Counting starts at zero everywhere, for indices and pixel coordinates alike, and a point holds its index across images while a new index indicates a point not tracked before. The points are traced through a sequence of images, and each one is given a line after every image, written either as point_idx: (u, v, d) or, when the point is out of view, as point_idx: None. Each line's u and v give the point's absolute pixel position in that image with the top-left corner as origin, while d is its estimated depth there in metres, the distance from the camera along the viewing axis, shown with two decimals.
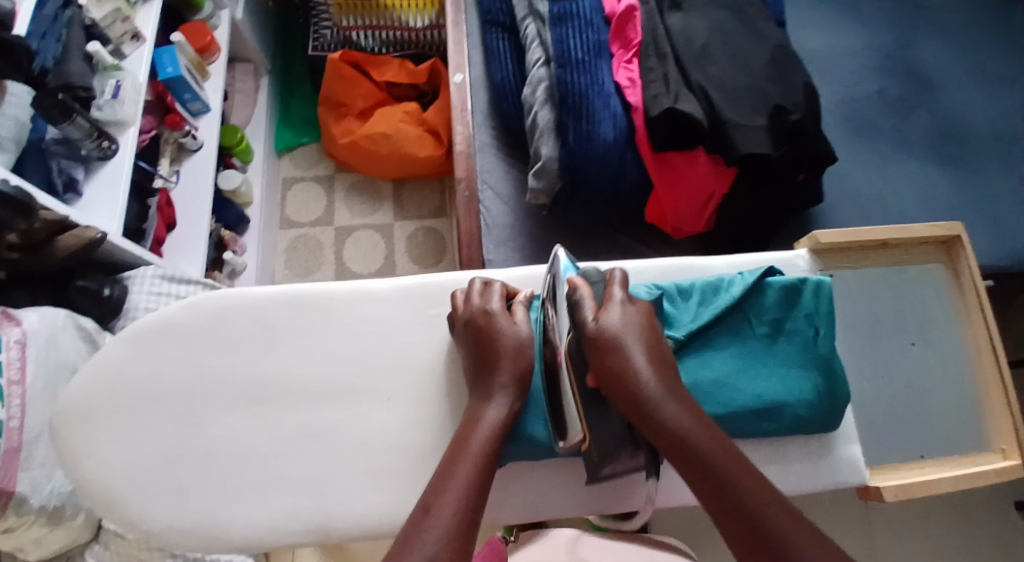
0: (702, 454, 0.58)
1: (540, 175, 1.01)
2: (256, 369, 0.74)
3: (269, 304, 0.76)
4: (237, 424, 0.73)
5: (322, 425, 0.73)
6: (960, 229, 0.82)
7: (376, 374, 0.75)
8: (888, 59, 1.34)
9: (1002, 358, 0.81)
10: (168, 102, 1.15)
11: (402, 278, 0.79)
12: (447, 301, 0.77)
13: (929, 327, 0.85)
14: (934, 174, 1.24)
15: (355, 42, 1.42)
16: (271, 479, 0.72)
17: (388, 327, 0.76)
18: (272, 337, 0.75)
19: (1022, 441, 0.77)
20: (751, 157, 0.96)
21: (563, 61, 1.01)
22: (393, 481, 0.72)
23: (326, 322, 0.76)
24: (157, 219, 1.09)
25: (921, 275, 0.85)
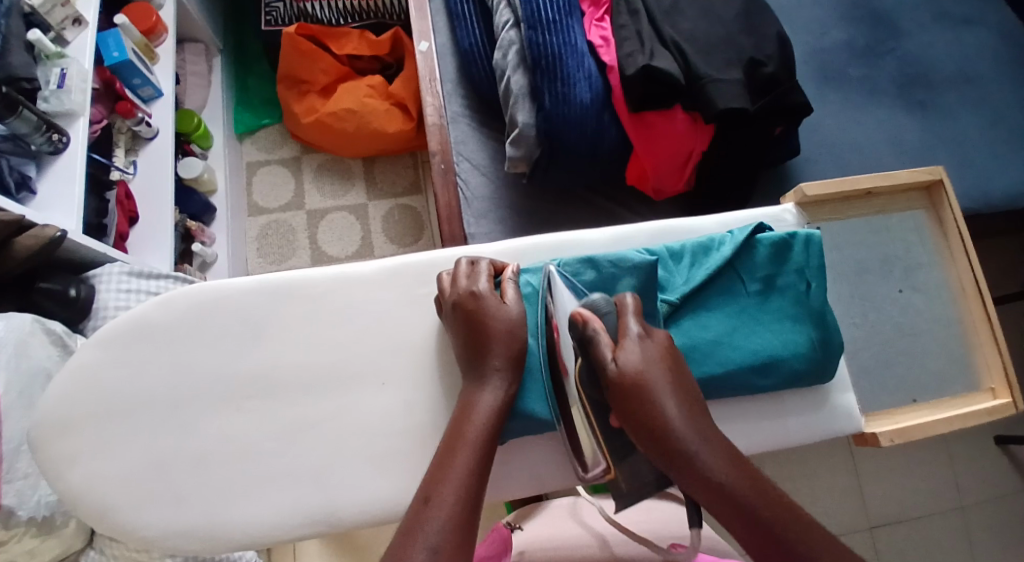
0: (752, 507, 0.54)
1: (518, 142, 0.98)
2: (242, 363, 0.72)
3: (251, 294, 0.74)
4: (229, 419, 0.71)
5: (317, 415, 0.71)
6: (942, 171, 0.82)
7: (367, 359, 0.73)
8: (856, 6, 1.31)
9: (988, 296, 0.81)
10: (118, 89, 1.07)
11: (386, 257, 0.77)
12: (436, 278, 0.75)
13: (915, 272, 0.85)
14: (904, 118, 1.26)
15: (311, 14, 1.36)
16: (269, 475, 0.70)
17: (375, 310, 0.74)
18: (257, 327, 0.73)
19: (1013, 379, 0.78)
20: (728, 113, 0.96)
21: (534, 23, 0.97)
22: (394, 466, 0.70)
23: (311, 308, 0.74)
24: (118, 213, 1.03)
25: (908, 221, 0.85)
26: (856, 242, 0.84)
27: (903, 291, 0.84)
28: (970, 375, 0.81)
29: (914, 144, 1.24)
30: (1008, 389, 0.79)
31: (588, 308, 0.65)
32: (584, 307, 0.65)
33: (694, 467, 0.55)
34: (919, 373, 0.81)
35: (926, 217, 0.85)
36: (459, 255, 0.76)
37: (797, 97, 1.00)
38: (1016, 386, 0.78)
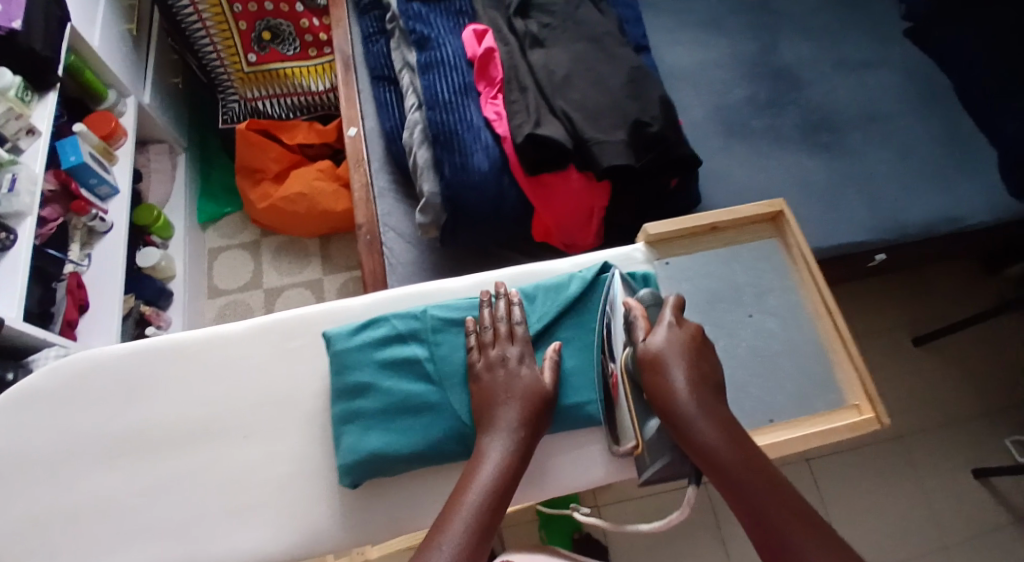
0: (728, 463, 0.67)
1: (426, 210, 1.08)
2: (120, 425, 0.78)
3: (130, 361, 0.81)
4: (110, 478, 0.76)
5: (186, 470, 0.77)
6: (782, 203, 0.89)
7: (234, 414, 0.79)
8: (756, 65, 1.41)
9: (837, 315, 0.85)
10: (73, 189, 1.18)
11: (254, 318, 0.83)
12: (298, 333, 0.82)
13: (765, 297, 0.89)
14: (809, 161, 1.33)
15: (263, 111, 1.51)
16: (141, 530, 0.74)
17: (240, 367, 0.81)
18: (137, 390, 0.80)
19: (871, 394, 0.81)
20: (614, 169, 1.05)
21: (433, 104, 1.08)
22: (258, 516, 0.75)
23: (184, 370, 0.81)
24: (68, 300, 1.13)
25: (757, 250, 0.91)
26: (705, 273, 0.90)
27: (758, 316, 0.88)
28: (838, 392, 0.84)
29: (823, 185, 1.30)
30: (869, 404, 0.81)
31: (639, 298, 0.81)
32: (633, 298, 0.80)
33: (705, 443, 0.68)
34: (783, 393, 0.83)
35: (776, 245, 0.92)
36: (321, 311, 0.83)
37: (683, 150, 1.09)
38: (877, 401, 0.80)
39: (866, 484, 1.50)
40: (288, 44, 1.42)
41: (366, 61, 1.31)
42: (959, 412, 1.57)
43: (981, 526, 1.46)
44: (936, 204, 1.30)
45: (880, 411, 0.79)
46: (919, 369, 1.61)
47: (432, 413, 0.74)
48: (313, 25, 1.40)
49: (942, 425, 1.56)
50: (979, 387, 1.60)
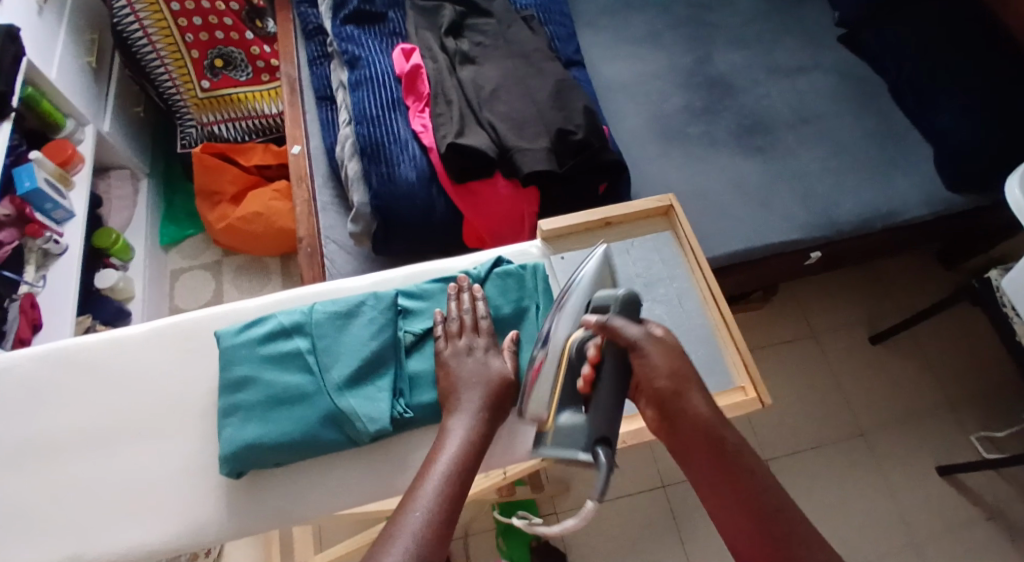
0: (741, 457, 0.68)
1: (357, 219, 1.11)
2: (24, 427, 0.79)
3: (37, 366, 0.82)
4: (17, 476, 0.77)
5: (87, 467, 0.77)
6: (671, 197, 0.93)
7: (135, 411, 0.80)
8: (691, 73, 1.44)
9: (722, 299, 0.87)
10: (29, 214, 1.23)
11: (157, 322, 0.85)
12: (199, 334, 0.84)
13: (654, 287, 0.90)
14: (745, 162, 1.34)
15: (219, 135, 1.56)
16: (39, 526, 0.74)
17: (142, 368, 0.82)
18: (42, 394, 0.81)
19: (756, 375, 0.82)
20: (536, 175, 1.08)
21: (361, 119, 1.12)
22: (157, 509, 0.75)
23: (88, 373, 0.82)
24: (20, 319, 1.17)
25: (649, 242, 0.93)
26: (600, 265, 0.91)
27: (646, 305, 0.89)
28: (724, 374, 0.84)
29: (753, 188, 1.31)
30: (753, 385, 0.82)
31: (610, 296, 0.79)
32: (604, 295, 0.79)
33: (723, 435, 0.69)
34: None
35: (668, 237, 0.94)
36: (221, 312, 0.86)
37: (608, 155, 1.12)
38: (760, 382, 0.81)
39: (829, 480, 1.43)
40: (241, 70, 1.48)
41: (311, 83, 1.35)
42: (921, 405, 1.52)
43: (950, 521, 1.40)
44: (869, 200, 1.31)
45: (762, 392, 0.81)
46: (880, 365, 1.57)
47: (309, 404, 0.74)
48: (264, 52, 1.47)
49: (902, 421, 1.50)
50: (940, 379, 1.55)
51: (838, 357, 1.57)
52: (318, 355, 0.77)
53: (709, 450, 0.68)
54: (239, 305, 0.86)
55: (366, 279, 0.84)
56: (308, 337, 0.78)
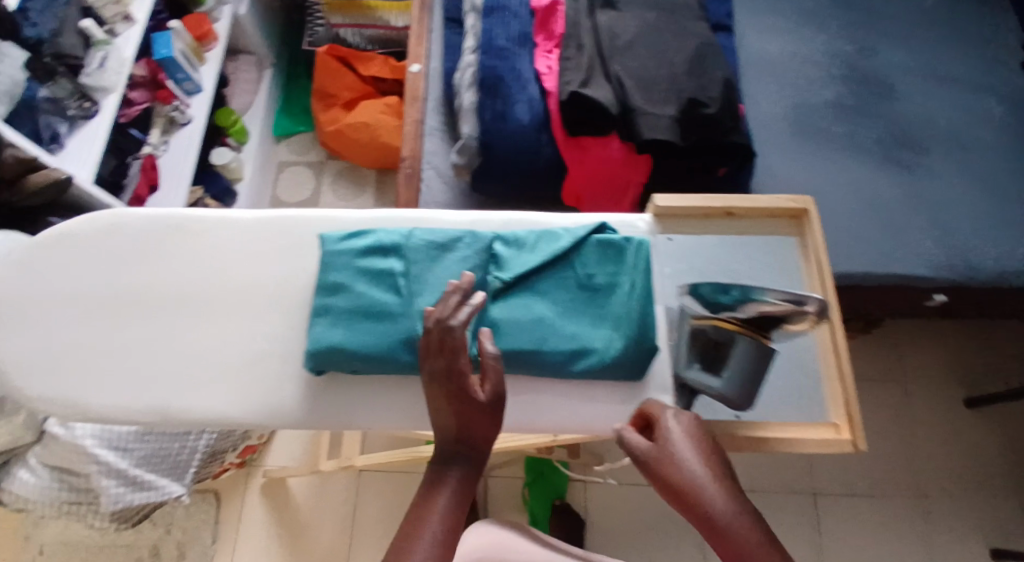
0: (720, 516, 0.57)
1: (462, 151, 1.09)
2: (128, 275, 0.75)
3: (148, 224, 0.76)
4: (113, 320, 0.74)
5: (178, 327, 0.73)
6: (811, 199, 0.74)
7: (228, 289, 0.74)
8: (849, 66, 1.30)
9: (838, 324, 0.73)
10: (161, 80, 1.26)
11: (265, 211, 0.78)
12: (302, 232, 0.76)
13: None
14: (882, 177, 1.22)
15: (344, 39, 1.55)
16: (126, 371, 0.72)
17: (244, 252, 0.75)
18: (149, 250, 0.76)
19: (854, 415, 0.69)
20: (653, 143, 1.01)
21: (488, 49, 1.08)
22: (235, 382, 0.72)
23: (192, 242, 0.76)
24: (139, 177, 1.22)
25: (768, 245, 0.76)
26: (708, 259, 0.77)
27: None
28: (815, 405, 0.72)
29: (893, 203, 1.20)
30: (850, 426, 0.69)
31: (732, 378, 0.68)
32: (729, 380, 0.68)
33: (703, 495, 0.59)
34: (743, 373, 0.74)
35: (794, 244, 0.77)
36: (326, 213, 0.77)
37: (738, 138, 1.03)
38: (858, 423, 0.68)
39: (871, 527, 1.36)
40: None
41: (442, 2, 1.32)
42: (1004, 479, 1.40)
43: None
44: (1016, 248, 1.17)
45: (858, 435, 0.68)
46: (968, 428, 1.44)
47: (391, 324, 0.69)
48: None
49: (974, 490, 1.39)
50: None
51: (925, 410, 1.45)
52: (411, 282, 0.71)
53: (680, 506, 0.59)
54: (343, 213, 0.77)
55: (468, 215, 0.76)
56: (402, 259, 0.71)
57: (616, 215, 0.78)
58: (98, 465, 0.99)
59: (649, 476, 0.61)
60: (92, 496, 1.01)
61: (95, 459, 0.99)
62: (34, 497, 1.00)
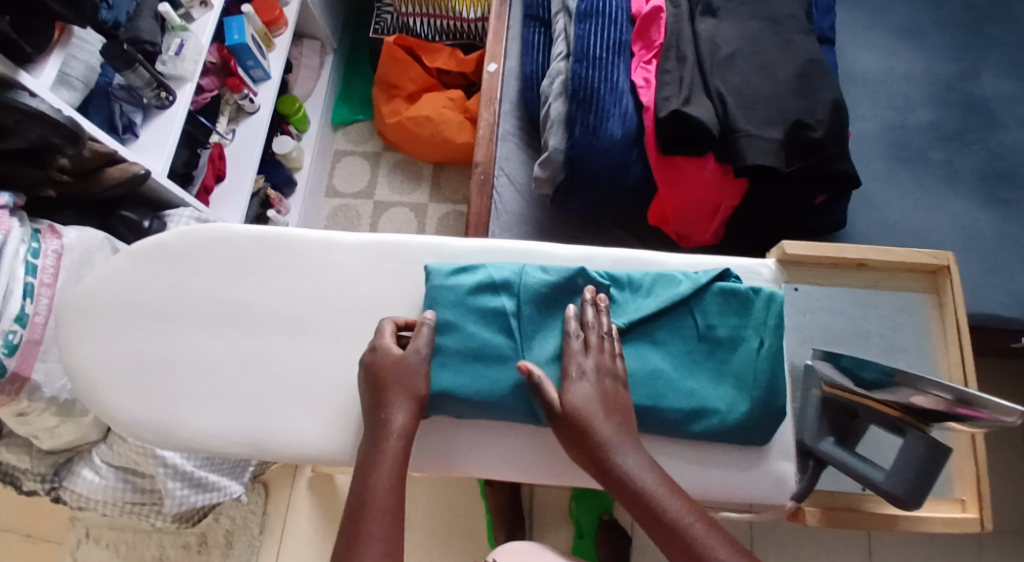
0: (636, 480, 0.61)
1: (545, 164, 1.04)
2: (226, 294, 0.73)
3: (249, 241, 0.75)
4: (209, 341, 0.72)
5: (275, 352, 0.72)
6: (951, 256, 0.74)
7: (328, 314, 0.72)
8: (949, 88, 1.23)
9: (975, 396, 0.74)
10: (231, 66, 1.21)
11: (369, 232, 0.76)
12: (408, 258, 0.74)
13: (894, 353, 0.76)
14: (982, 209, 1.15)
15: (412, 29, 1.50)
16: (222, 395, 0.71)
17: (347, 275, 0.74)
18: (248, 268, 0.74)
19: (984, 495, 0.70)
20: (756, 169, 0.95)
21: (581, 58, 1.03)
22: (327, 413, 0.70)
23: (294, 262, 0.74)
24: (207, 168, 1.17)
25: (901, 301, 0.77)
26: (836, 310, 0.77)
27: None
28: (940, 480, 0.73)
29: (985, 243, 1.12)
30: (977, 503, 0.71)
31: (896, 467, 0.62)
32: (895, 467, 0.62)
33: (619, 462, 0.62)
34: (877, 444, 0.74)
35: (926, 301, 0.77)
36: (433, 239, 0.76)
37: (843, 166, 0.98)
38: (987, 503, 0.69)
39: None
40: None
41: None
42: None
43: None
44: None
45: (987, 517, 0.69)
46: None
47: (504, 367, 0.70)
48: None
49: None
50: None
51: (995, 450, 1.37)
52: (529, 322, 0.71)
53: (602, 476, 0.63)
54: (451, 241, 0.76)
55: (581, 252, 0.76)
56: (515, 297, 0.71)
57: (736, 260, 0.77)
58: (165, 466, 0.94)
59: (573, 454, 0.64)
60: (157, 497, 0.99)
61: (161, 461, 0.93)
62: (99, 497, 0.97)
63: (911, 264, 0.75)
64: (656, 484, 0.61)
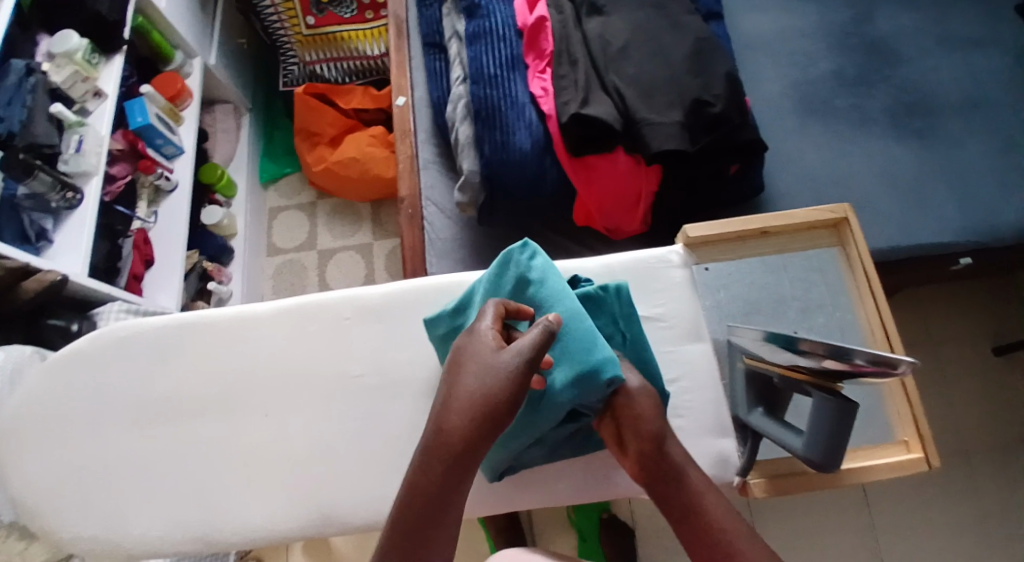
0: (684, 480, 0.65)
1: (463, 188, 1.06)
2: (146, 392, 0.77)
3: (159, 333, 0.79)
4: (140, 442, 0.76)
5: (203, 440, 0.76)
6: (848, 209, 0.82)
7: (252, 393, 0.77)
8: (846, 35, 1.25)
9: (896, 340, 0.77)
10: (140, 148, 1.20)
11: (280, 300, 0.81)
12: (322, 317, 0.79)
13: (810, 313, 0.83)
14: (897, 145, 1.17)
15: (320, 74, 1.51)
16: (157, 491, 0.74)
17: (261, 346, 0.78)
18: (165, 361, 0.78)
19: (924, 433, 0.74)
20: (665, 154, 0.96)
21: (478, 78, 1.05)
22: (266, 492, 0.74)
23: (207, 346, 0.78)
24: (133, 256, 1.16)
25: (811, 260, 0.84)
26: (749, 282, 0.84)
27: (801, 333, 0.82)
28: (882, 428, 0.77)
29: (905, 178, 1.14)
30: (920, 443, 0.75)
31: (813, 434, 0.67)
32: (812, 437, 0.67)
33: (671, 459, 0.66)
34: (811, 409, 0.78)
35: (835, 255, 0.84)
36: (337, 294, 0.80)
37: (749, 133, 0.99)
38: (928, 441, 0.73)
39: (922, 495, 1.30)
40: (346, 6, 1.39)
41: (418, 26, 1.27)
42: None
43: None
44: None
45: (930, 453, 0.73)
46: (1006, 382, 1.38)
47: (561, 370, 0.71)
48: None
49: (1014, 444, 1.34)
50: None
51: (956, 373, 1.39)
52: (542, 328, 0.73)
53: (650, 473, 0.66)
54: (356, 292, 0.80)
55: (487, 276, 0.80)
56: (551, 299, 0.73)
57: (646, 252, 0.82)
58: None
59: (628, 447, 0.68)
60: None
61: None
62: None
63: (810, 223, 0.82)
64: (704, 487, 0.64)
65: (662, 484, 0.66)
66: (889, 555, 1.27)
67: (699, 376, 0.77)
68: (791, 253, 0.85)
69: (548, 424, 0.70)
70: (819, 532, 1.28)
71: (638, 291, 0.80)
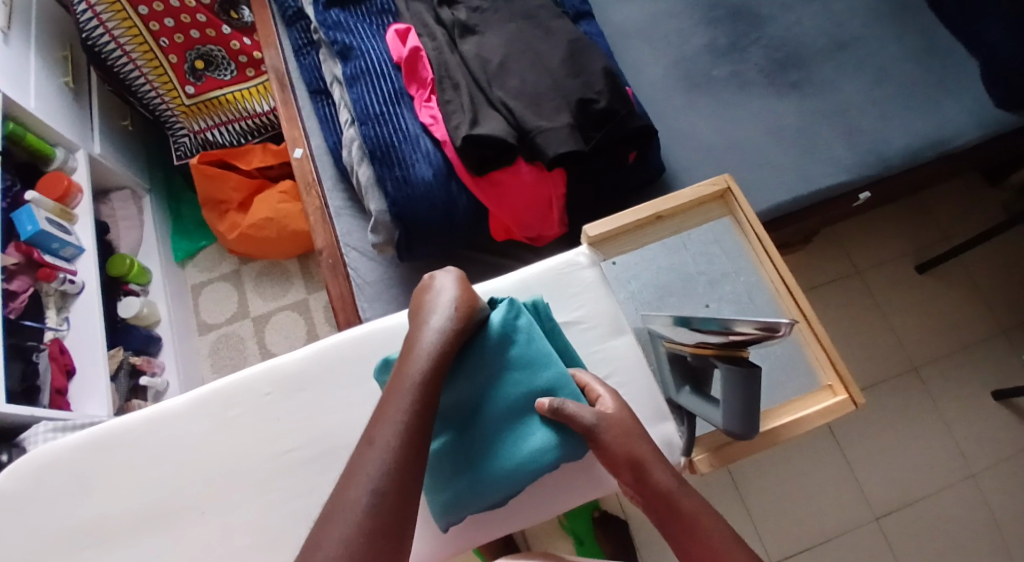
0: (679, 504, 0.67)
1: (377, 229, 1.05)
2: (78, 517, 0.75)
3: (77, 453, 0.78)
4: None
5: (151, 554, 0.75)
6: (728, 178, 0.89)
7: (189, 493, 0.77)
8: (711, 7, 1.30)
9: (796, 292, 0.84)
10: (37, 258, 1.14)
11: (195, 390, 0.81)
12: (243, 398, 0.80)
13: (717, 285, 0.89)
14: (779, 101, 1.22)
15: (214, 141, 1.47)
16: None
17: (187, 440, 0.79)
18: (89, 483, 0.77)
19: (844, 374, 0.80)
20: (562, 157, 0.98)
21: (365, 119, 1.05)
22: None
23: (133, 456, 0.78)
24: (53, 369, 1.12)
25: (709, 232, 0.90)
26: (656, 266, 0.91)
27: (713, 306, 0.88)
28: (807, 377, 0.83)
29: (793, 130, 1.19)
30: (843, 384, 0.80)
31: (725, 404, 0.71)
32: (724, 407, 0.71)
33: (663, 485, 0.68)
34: None
35: (729, 223, 0.90)
36: (253, 370, 0.82)
37: (636, 121, 1.03)
38: (849, 380, 0.79)
39: (882, 419, 1.36)
40: (224, 68, 1.39)
41: (300, 76, 1.25)
42: (980, 332, 1.43)
43: (1016, 443, 1.34)
44: (919, 127, 1.18)
45: (853, 392, 0.79)
46: (931, 295, 1.46)
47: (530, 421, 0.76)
48: (245, 45, 1.37)
49: (954, 351, 1.41)
50: (990, 304, 1.45)
51: (886, 297, 1.46)
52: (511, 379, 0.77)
53: (647, 499, 0.68)
54: (270, 363, 0.82)
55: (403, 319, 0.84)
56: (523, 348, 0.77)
57: (557, 260, 0.87)
58: None
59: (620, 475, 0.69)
60: None
61: None
62: None
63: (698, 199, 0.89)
64: (698, 507, 0.67)
65: (660, 509, 0.67)
66: (867, 484, 1.32)
67: (627, 368, 0.82)
68: (690, 231, 0.90)
69: (527, 480, 0.75)
70: (795, 480, 1.32)
71: (555, 299, 0.84)
